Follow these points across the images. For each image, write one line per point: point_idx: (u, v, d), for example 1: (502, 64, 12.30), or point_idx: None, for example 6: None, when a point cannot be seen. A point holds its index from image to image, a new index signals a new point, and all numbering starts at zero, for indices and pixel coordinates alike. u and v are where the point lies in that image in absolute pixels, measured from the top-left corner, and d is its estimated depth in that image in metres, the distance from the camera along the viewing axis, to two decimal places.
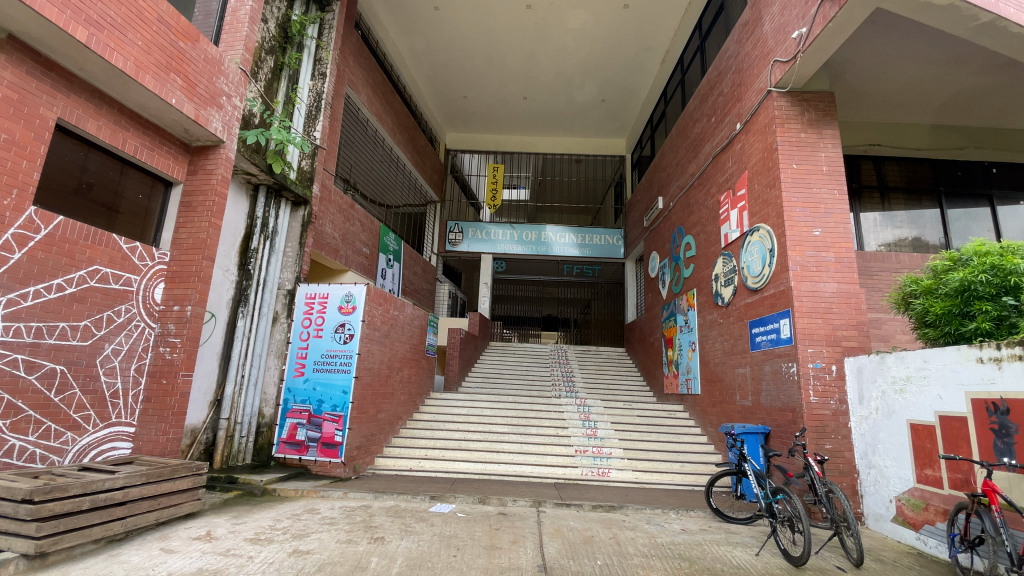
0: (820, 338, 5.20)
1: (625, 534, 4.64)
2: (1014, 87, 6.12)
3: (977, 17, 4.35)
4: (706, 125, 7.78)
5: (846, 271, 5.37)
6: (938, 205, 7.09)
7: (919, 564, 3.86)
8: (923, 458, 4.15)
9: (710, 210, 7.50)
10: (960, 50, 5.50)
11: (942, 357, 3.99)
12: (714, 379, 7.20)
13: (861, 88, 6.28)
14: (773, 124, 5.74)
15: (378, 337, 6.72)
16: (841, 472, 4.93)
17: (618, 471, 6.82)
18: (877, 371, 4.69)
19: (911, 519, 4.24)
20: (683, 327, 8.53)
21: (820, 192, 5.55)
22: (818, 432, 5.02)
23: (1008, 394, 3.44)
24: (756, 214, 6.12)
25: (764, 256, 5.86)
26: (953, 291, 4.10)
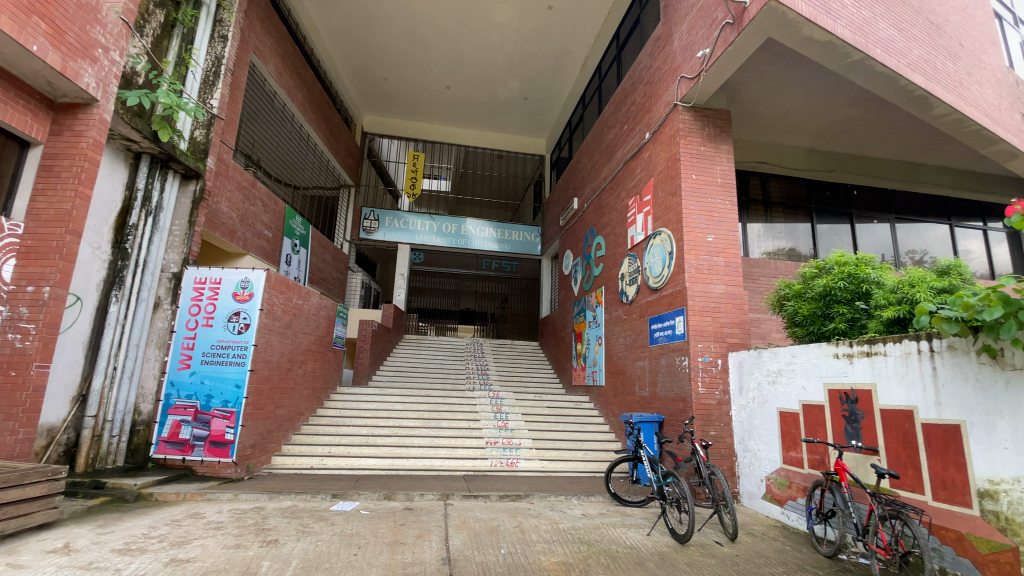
0: (708, 335, 5.68)
1: (529, 522, 4.77)
2: (872, 122, 7.11)
3: (849, 55, 4.98)
4: (619, 132, 8.17)
5: (734, 274, 5.91)
6: (810, 220, 8.05)
7: (782, 536, 4.37)
8: (789, 441, 4.70)
9: (620, 213, 7.90)
10: (834, 84, 6.26)
11: (807, 353, 4.54)
12: (617, 371, 7.62)
13: (753, 110, 6.94)
14: (677, 135, 6.16)
15: (278, 328, 6.29)
16: (722, 456, 5.45)
17: (526, 460, 6.98)
18: (754, 365, 5.23)
19: (778, 495, 4.79)
20: (591, 322, 8.91)
21: (715, 202, 6.05)
22: (704, 420, 5.48)
23: (858, 385, 3.99)
24: (659, 219, 6.54)
25: (665, 258, 6.28)
26: (818, 295, 4.72)
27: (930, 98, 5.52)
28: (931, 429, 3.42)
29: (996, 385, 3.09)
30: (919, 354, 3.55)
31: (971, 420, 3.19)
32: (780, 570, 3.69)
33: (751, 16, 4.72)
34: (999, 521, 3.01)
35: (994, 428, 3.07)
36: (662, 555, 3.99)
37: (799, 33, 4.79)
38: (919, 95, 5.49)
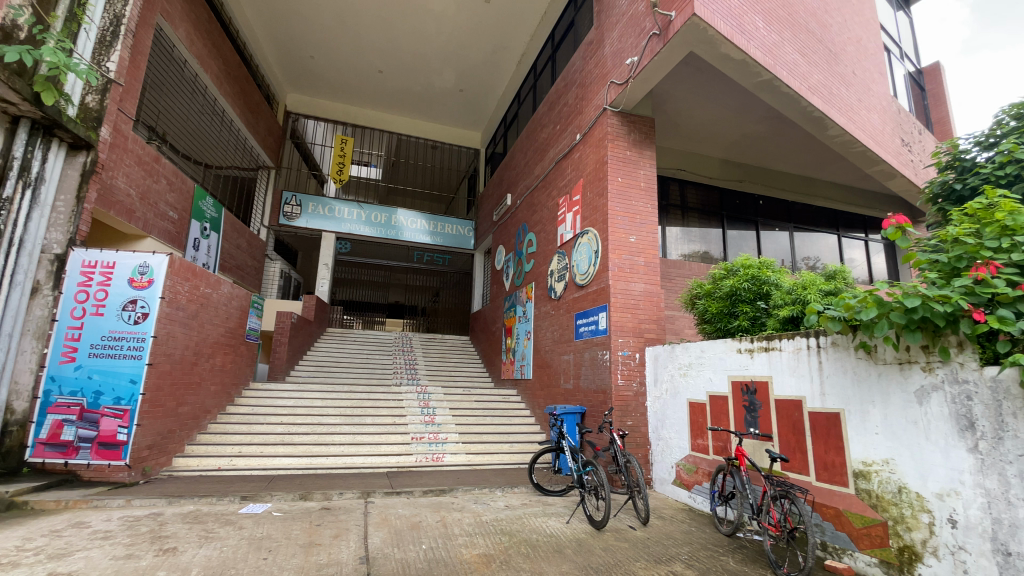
0: (628, 330, 5.96)
1: (452, 516, 4.76)
2: (777, 138, 7.76)
3: (760, 74, 5.41)
4: (551, 131, 8.33)
5: (653, 273, 6.24)
6: (721, 226, 8.68)
7: (689, 518, 4.71)
8: (697, 430, 5.06)
9: (551, 211, 8.06)
10: (746, 101, 6.78)
11: (714, 348, 4.91)
12: (544, 365, 7.79)
13: (674, 119, 7.34)
14: (606, 139, 6.39)
15: (182, 318, 5.81)
16: (638, 445, 5.77)
17: (452, 455, 6.96)
18: (668, 359, 5.57)
19: (686, 480, 5.14)
20: (521, 317, 9.04)
21: (638, 205, 6.35)
22: (622, 411, 5.76)
23: (757, 377, 4.38)
24: (587, 218, 6.74)
25: (590, 256, 6.49)
26: (725, 295, 5.12)
27: (825, 119, 6.13)
28: (816, 417, 3.82)
29: (870, 375, 3.45)
30: (808, 349, 3.95)
31: (848, 408, 3.59)
32: (685, 549, 3.97)
33: (675, 29, 4.97)
34: (871, 498, 3.39)
35: (867, 415, 3.45)
36: (579, 541, 4.15)
37: (717, 50, 5.12)
38: (817, 116, 6.08)
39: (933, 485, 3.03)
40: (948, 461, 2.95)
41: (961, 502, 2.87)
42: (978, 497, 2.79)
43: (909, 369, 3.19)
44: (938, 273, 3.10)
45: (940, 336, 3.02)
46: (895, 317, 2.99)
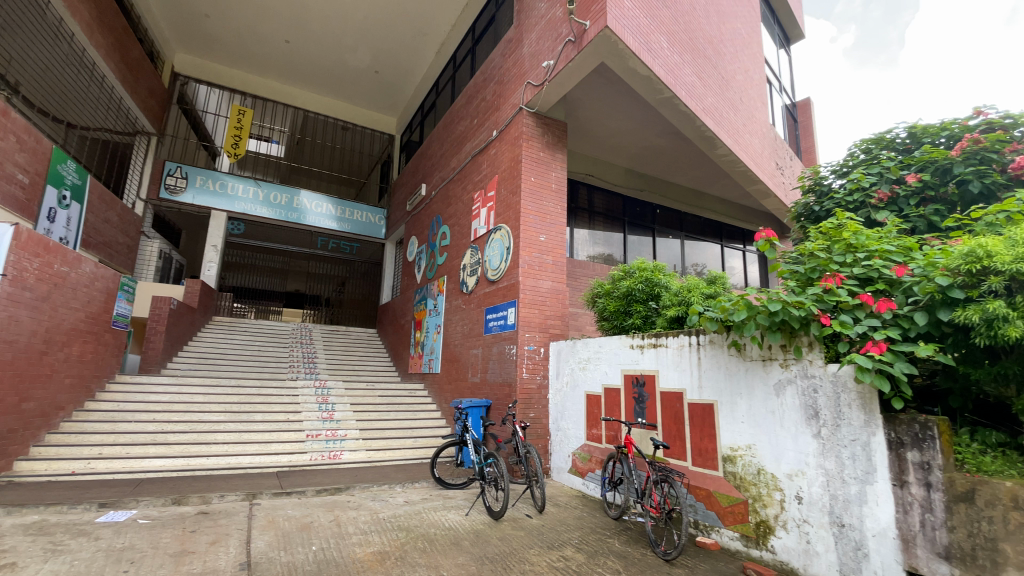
0: (534, 325, 6.14)
1: (347, 515, 4.59)
2: (675, 153, 8.41)
3: (662, 91, 5.83)
4: (468, 125, 8.31)
5: (560, 271, 6.48)
6: (623, 231, 9.25)
7: (581, 504, 4.99)
8: (592, 420, 5.37)
9: (465, 205, 8.05)
10: (650, 117, 7.26)
11: (610, 344, 5.23)
12: (453, 359, 7.78)
13: (586, 126, 7.66)
14: (520, 138, 6.50)
15: (29, 300, 4.99)
16: (538, 436, 5.98)
17: (351, 452, 6.70)
18: (569, 353, 5.83)
19: (580, 468, 5.43)
20: (431, 310, 8.95)
21: (549, 205, 6.54)
22: (525, 404, 5.93)
23: (645, 371, 4.74)
24: (500, 214, 6.81)
25: (502, 253, 6.58)
26: (622, 295, 5.49)
27: (715, 139, 6.77)
28: (694, 407, 4.22)
29: (739, 370, 3.88)
30: (689, 346, 4.34)
31: (720, 400, 4.01)
32: (576, 534, 4.19)
33: (589, 38, 5.17)
34: (736, 479, 3.81)
35: (736, 406, 3.88)
36: (477, 532, 4.22)
37: (625, 64, 5.43)
38: (709, 136, 6.69)
39: (785, 466, 3.48)
40: (797, 446, 3.40)
41: (806, 481, 3.33)
42: (819, 476, 3.25)
43: (770, 365, 3.63)
44: (796, 282, 3.56)
45: (796, 337, 3.47)
46: (760, 319, 3.39)
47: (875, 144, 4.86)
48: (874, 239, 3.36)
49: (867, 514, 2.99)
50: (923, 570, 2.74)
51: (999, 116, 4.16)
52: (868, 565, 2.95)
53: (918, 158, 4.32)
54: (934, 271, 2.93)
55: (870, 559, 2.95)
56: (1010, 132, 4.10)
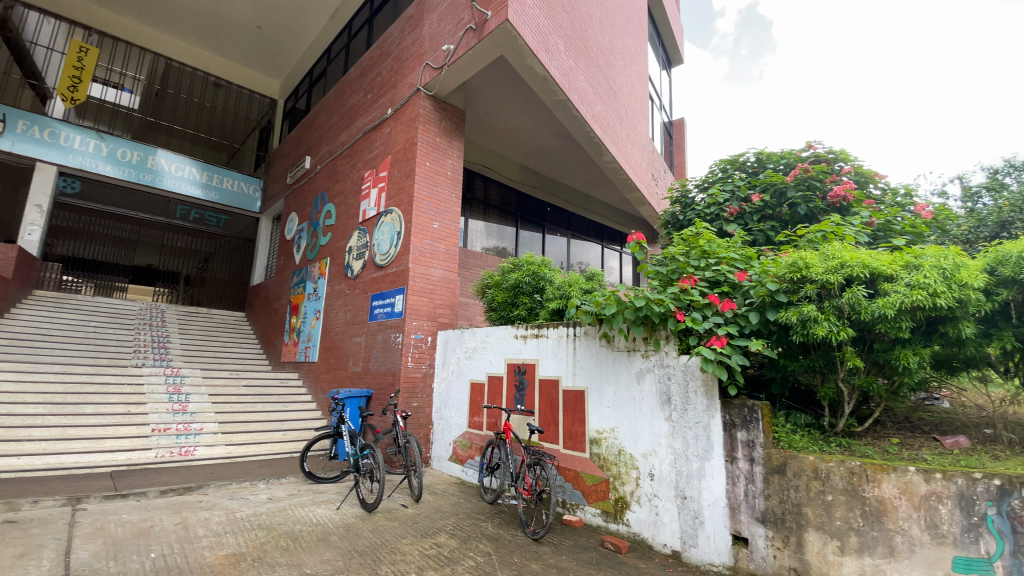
0: (423, 314, 6.02)
1: (198, 516, 4.13)
2: (566, 157, 8.77)
3: (556, 93, 6.04)
4: (362, 99, 7.86)
5: (451, 261, 6.44)
6: (516, 226, 9.48)
7: (459, 491, 5.05)
8: (474, 408, 5.44)
9: (354, 184, 7.63)
10: (546, 118, 7.45)
11: (496, 334, 5.33)
12: (332, 347, 7.37)
13: (485, 119, 7.66)
14: (416, 120, 6.29)
15: None
16: (420, 426, 5.90)
17: (207, 447, 6.03)
18: (457, 342, 5.85)
19: (460, 456, 5.49)
20: (310, 294, 8.39)
21: (443, 192, 6.45)
22: (408, 393, 5.81)
23: (527, 360, 4.92)
24: (392, 197, 6.55)
25: (392, 237, 6.34)
26: (510, 287, 5.63)
27: (602, 146, 7.22)
28: (568, 394, 4.48)
29: (608, 359, 4.19)
30: (567, 336, 4.58)
31: (591, 387, 4.30)
32: (451, 521, 4.22)
33: (489, 29, 5.17)
34: (600, 460, 4.12)
35: (603, 393, 4.18)
36: (348, 526, 4.06)
37: (524, 60, 5.52)
38: (596, 142, 7.11)
39: (641, 447, 3.83)
40: (652, 428, 3.77)
41: (657, 459, 3.71)
42: (669, 455, 3.64)
43: (634, 355, 3.97)
44: (658, 281, 3.92)
45: (656, 330, 3.82)
46: (627, 313, 3.70)
47: (731, 165, 5.53)
48: (723, 247, 3.83)
49: (704, 487, 3.42)
50: (744, 532, 3.21)
51: (825, 151, 4.96)
52: (703, 530, 3.39)
53: (762, 181, 4.99)
54: (766, 277, 3.41)
55: (705, 525, 3.39)
56: (831, 166, 4.91)
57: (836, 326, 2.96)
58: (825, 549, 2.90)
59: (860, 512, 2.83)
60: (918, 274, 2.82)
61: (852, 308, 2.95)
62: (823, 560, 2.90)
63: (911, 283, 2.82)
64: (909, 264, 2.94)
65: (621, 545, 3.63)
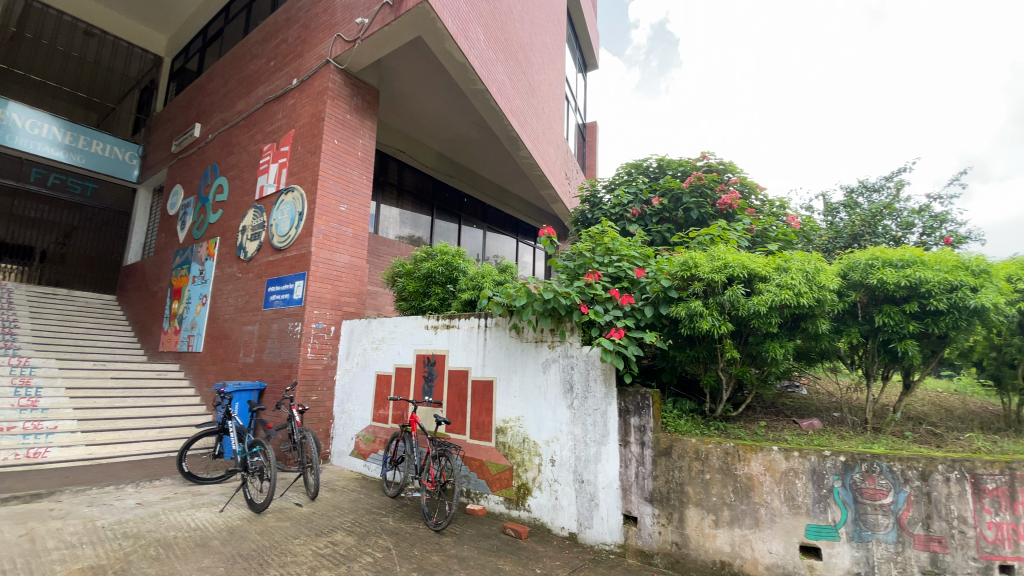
0: (325, 302, 5.68)
1: (46, 527, 3.55)
2: (483, 148, 8.73)
3: (475, 82, 5.98)
4: (263, 66, 7.20)
5: (359, 246, 6.13)
6: (431, 214, 9.27)
7: (360, 486, 4.86)
8: (379, 401, 5.27)
9: (251, 157, 6.99)
10: (463, 107, 7.35)
11: (405, 324, 5.19)
12: (220, 336, 6.72)
13: (400, 102, 7.38)
14: (325, 94, 5.89)
15: None
16: (319, 420, 5.58)
17: (61, 449, 5.21)
18: (362, 332, 5.60)
19: (363, 450, 5.29)
20: (196, 277, 7.57)
21: (352, 173, 6.11)
22: (307, 386, 5.46)
23: (436, 351, 4.85)
24: (294, 174, 6.08)
25: (293, 218, 5.90)
26: (422, 277, 5.50)
27: (519, 140, 7.29)
28: (476, 384, 4.49)
29: (517, 349, 4.24)
30: (478, 328, 4.57)
31: (498, 377, 4.34)
32: (349, 517, 4.05)
33: (407, 7, 4.97)
34: (505, 448, 4.18)
35: (510, 382, 4.24)
36: (231, 529, 3.72)
37: (442, 44, 5.38)
38: (513, 136, 7.17)
39: (544, 434, 3.94)
40: (555, 416, 3.89)
41: (559, 445, 3.84)
42: (569, 441, 3.79)
43: (541, 345, 4.06)
44: (567, 275, 4.05)
45: (562, 323, 3.94)
46: (536, 305, 3.77)
47: (636, 169, 5.85)
48: (625, 245, 4.03)
49: (600, 470, 3.61)
50: (634, 511, 3.44)
51: (716, 162, 5.41)
52: (598, 512, 3.58)
53: (662, 185, 5.34)
54: (661, 274, 3.66)
55: (599, 506, 3.58)
56: (721, 176, 5.36)
57: (718, 320, 3.25)
58: (702, 523, 3.20)
59: (732, 488, 3.14)
60: (787, 276, 3.17)
61: (732, 304, 3.25)
62: (700, 533, 3.20)
63: (781, 283, 3.16)
64: (779, 266, 3.29)
65: (521, 531, 3.71)
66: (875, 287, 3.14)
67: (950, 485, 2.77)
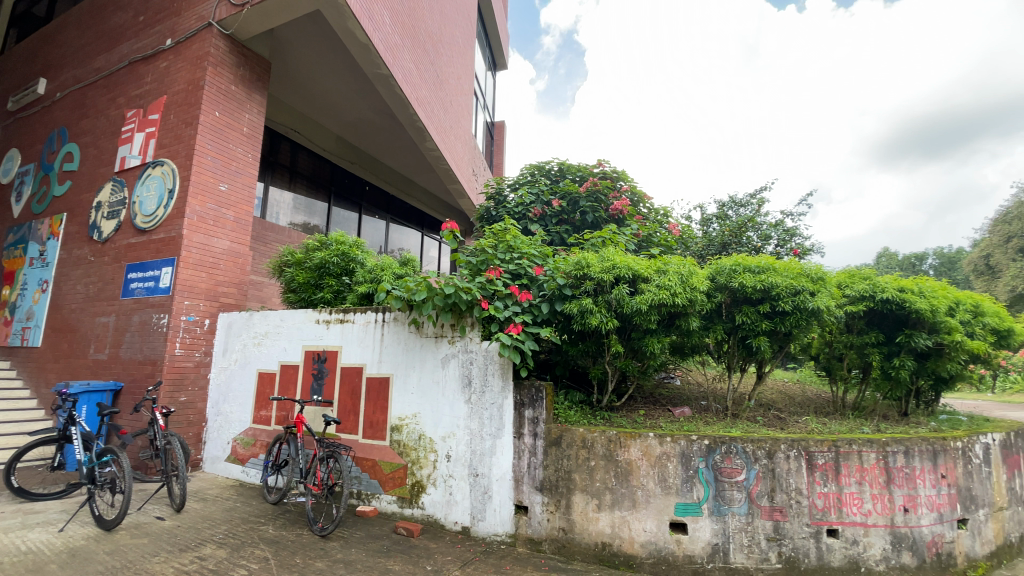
0: (199, 292, 5.10)
1: None
2: (387, 136, 8.41)
3: (379, 67, 5.74)
4: (129, 20, 6.27)
5: (241, 231, 5.59)
6: (327, 201, 8.73)
7: (236, 494, 4.45)
8: (261, 401, 4.87)
9: (111, 123, 6.06)
10: (366, 92, 7.03)
11: (293, 318, 4.84)
12: (65, 329, 5.76)
13: (296, 79, 6.85)
14: (205, 60, 5.28)
15: None
16: (188, 423, 5.01)
17: None
18: (243, 327, 5.13)
19: (240, 455, 4.86)
20: (34, 259, 6.41)
21: (235, 150, 5.55)
22: (174, 385, 4.86)
23: (328, 347, 4.58)
24: (164, 146, 5.38)
25: (161, 196, 5.22)
26: (314, 267, 5.17)
27: (425, 131, 7.14)
28: (370, 381, 4.31)
29: (415, 345, 4.15)
30: (374, 322, 4.39)
31: (395, 374, 4.21)
32: (221, 528, 3.69)
33: None
34: (399, 447, 4.07)
35: (407, 379, 4.14)
36: (73, 551, 3.21)
37: (344, 22, 5.08)
38: (419, 126, 7.00)
39: (440, 430, 3.90)
40: (452, 412, 3.86)
41: (454, 441, 3.82)
42: (465, 436, 3.79)
43: (441, 341, 4.01)
44: (469, 271, 4.02)
45: (463, 318, 3.92)
46: (436, 300, 3.71)
47: (539, 170, 6.03)
48: (526, 244, 4.11)
49: (495, 463, 3.66)
50: (525, 501, 3.55)
51: (611, 170, 5.74)
52: (491, 504, 3.63)
53: (562, 189, 5.56)
54: (557, 273, 3.79)
55: (492, 499, 3.63)
56: (614, 183, 5.70)
57: (606, 317, 3.46)
58: (587, 508, 3.38)
59: (613, 473, 3.35)
60: (665, 278, 3.45)
61: (618, 302, 3.47)
62: (585, 517, 3.37)
63: (661, 284, 3.43)
64: (660, 269, 3.58)
65: (413, 529, 3.65)
66: (737, 289, 3.54)
67: (790, 462, 3.22)
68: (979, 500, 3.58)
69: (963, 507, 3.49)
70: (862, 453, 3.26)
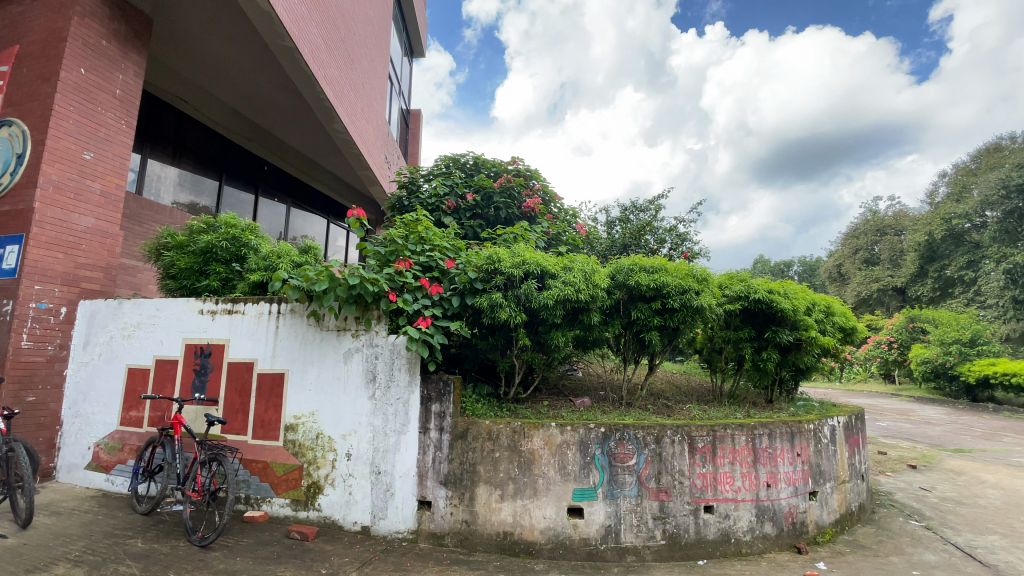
0: (54, 276, 4.41)
1: None
2: (291, 115, 7.83)
3: (283, 38, 5.35)
4: None
5: (111, 208, 4.89)
6: (218, 179, 8.00)
7: (98, 505, 3.92)
8: (132, 400, 4.35)
9: None
10: (268, 65, 6.50)
11: (172, 308, 4.35)
12: None
13: (184, 42, 6.14)
14: (70, 7, 4.56)
15: None
16: (38, 427, 4.32)
17: None
18: (110, 317, 4.52)
19: (105, 462, 4.30)
20: None
21: (105, 114, 4.84)
22: (19, 384, 4.16)
23: (213, 340, 4.19)
24: (12, 103, 4.57)
25: (7, 161, 4.43)
26: (199, 252, 4.70)
27: (334, 113, 6.77)
28: (263, 377, 4.01)
29: (314, 339, 3.92)
30: (268, 314, 4.08)
31: (291, 369, 3.95)
32: (80, 545, 3.23)
33: None
34: (295, 446, 3.83)
35: (305, 374, 3.90)
36: None
37: None
38: (327, 106, 6.62)
39: (340, 428, 3.73)
40: (354, 408, 3.71)
41: (356, 438, 3.68)
42: (367, 433, 3.66)
43: (343, 334, 3.83)
44: (377, 262, 3.90)
45: (368, 310, 3.77)
46: (339, 291, 3.53)
47: (453, 162, 5.99)
48: (438, 236, 4.04)
49: (399, 459, 3.58)
50: (429, 496, 3.52)
51: (524, 168, 5.84)
52: (393, 501, 3.55)
53: (476, 182, 5.56)
54: (469, 266, 3.78)
55: (394, 496, 3.56)
56: (527, 181, 5.80)
57: (514, 311, 3.53)
58: (490, 499, 3.43)
59: (516, 463, 3.44)
60: (571, 275, 3.59)
61: (527, 297, 3.56)
62: (488, 508, 3.42)
63: (566, 281, 3.56)
64: (566, 266, 3.71)
65: (308, 532, 3.47)
66: (634, 287, 3.78)
67: (675, 446, 3.52)
68: (826, 475, 4.16)
69: (813, 481, 4.04)
70: (734, 436, 3.65)
